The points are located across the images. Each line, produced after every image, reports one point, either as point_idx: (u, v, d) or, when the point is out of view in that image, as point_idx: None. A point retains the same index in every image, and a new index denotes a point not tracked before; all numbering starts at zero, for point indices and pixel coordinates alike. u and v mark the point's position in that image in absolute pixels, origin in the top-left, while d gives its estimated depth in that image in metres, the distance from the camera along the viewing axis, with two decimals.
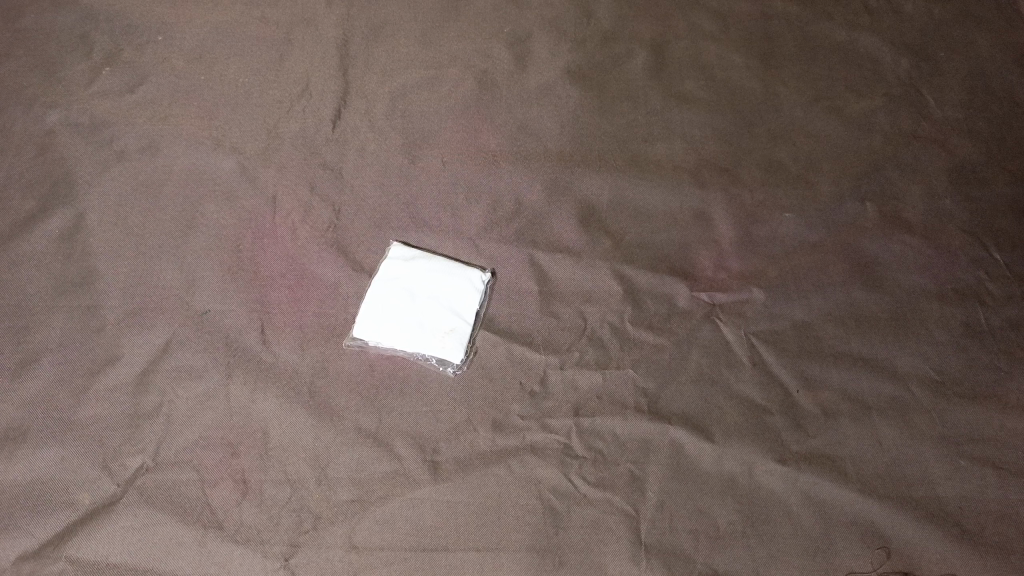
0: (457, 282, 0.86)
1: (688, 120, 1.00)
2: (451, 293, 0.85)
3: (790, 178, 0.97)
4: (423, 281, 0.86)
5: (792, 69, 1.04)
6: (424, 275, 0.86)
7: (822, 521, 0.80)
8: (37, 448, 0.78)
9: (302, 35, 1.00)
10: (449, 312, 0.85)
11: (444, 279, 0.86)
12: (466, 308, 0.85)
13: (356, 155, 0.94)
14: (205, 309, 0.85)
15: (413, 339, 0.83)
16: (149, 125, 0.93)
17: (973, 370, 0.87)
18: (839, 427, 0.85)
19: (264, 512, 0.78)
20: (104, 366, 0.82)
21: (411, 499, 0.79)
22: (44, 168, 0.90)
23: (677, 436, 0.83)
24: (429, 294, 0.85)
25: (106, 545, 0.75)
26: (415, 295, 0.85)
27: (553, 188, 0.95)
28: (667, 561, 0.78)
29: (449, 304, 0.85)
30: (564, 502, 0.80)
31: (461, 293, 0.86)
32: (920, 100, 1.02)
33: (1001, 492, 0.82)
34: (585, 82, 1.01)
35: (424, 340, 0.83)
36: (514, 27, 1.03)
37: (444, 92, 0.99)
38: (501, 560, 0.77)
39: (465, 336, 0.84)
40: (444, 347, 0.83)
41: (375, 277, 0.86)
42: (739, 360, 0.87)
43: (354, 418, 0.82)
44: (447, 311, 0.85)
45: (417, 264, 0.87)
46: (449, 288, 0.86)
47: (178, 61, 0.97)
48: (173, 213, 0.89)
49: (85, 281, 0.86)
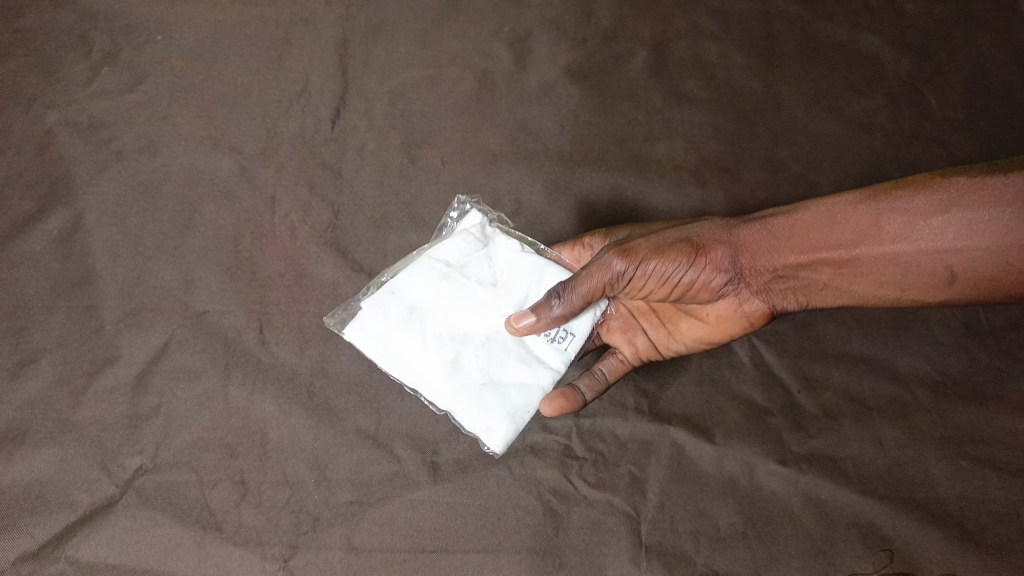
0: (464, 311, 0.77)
1: (688, 119, 0.99)
2: (446, 261, 0.79)
3: (791, 178, 0.97)
4: (436, 320, 0.76)
5: (793, 68, 1.04)
6: (433, 315, 0.77)
7: (821, 522, 0.80)
8: (35, 450, 0.78)
9: (301, 35, 0.99)
10: (481, 361, 0.75)
11: (429, 264, 0.78)
12: (489, 348, 0.76)
13: (356, 155, 0.94)
14: (205, 309, 0.85)
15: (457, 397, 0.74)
16: (148, 125, 0.93)
17: (973, 371, 0.88)
18: (839, 427, 0.84)
19: (264, 513, 0.77)
20: (103, 366, 0.82)
21: (411, 500, 0.79)
22: (43, 168, 0.90)
23: (678, 436, 0.83)
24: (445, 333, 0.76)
25: (105, 546, 0.75)
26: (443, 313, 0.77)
27: (553, 188, 0.94)
28: (667, 562, 0.78)
29: (474, 273, 0.78)
30: (564, 504, 0.80)
31: (454, 246, 0.80)
32: (921, 100, 1.02)
33: (1001, 493, 0.81)
34: (585, 81, 1.00)
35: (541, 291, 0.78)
36: (514, 26, 1.03)
37: (444, 92, 0.98)
38: (501, 562, 0.77)
39: (502, 386, 0.75)
40: (584, 318, 0.79)
41: (389, 325, 0.75)
42: (739, 360, 0.88)
43: (354, 419, 0.82)
44: (477, 357, 0.75)
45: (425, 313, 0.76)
46: (447, 262, 0.79)
47: (177, 61, 0.96)
48: (173, 214, 0.89)
49: (85, 282, 0.85)
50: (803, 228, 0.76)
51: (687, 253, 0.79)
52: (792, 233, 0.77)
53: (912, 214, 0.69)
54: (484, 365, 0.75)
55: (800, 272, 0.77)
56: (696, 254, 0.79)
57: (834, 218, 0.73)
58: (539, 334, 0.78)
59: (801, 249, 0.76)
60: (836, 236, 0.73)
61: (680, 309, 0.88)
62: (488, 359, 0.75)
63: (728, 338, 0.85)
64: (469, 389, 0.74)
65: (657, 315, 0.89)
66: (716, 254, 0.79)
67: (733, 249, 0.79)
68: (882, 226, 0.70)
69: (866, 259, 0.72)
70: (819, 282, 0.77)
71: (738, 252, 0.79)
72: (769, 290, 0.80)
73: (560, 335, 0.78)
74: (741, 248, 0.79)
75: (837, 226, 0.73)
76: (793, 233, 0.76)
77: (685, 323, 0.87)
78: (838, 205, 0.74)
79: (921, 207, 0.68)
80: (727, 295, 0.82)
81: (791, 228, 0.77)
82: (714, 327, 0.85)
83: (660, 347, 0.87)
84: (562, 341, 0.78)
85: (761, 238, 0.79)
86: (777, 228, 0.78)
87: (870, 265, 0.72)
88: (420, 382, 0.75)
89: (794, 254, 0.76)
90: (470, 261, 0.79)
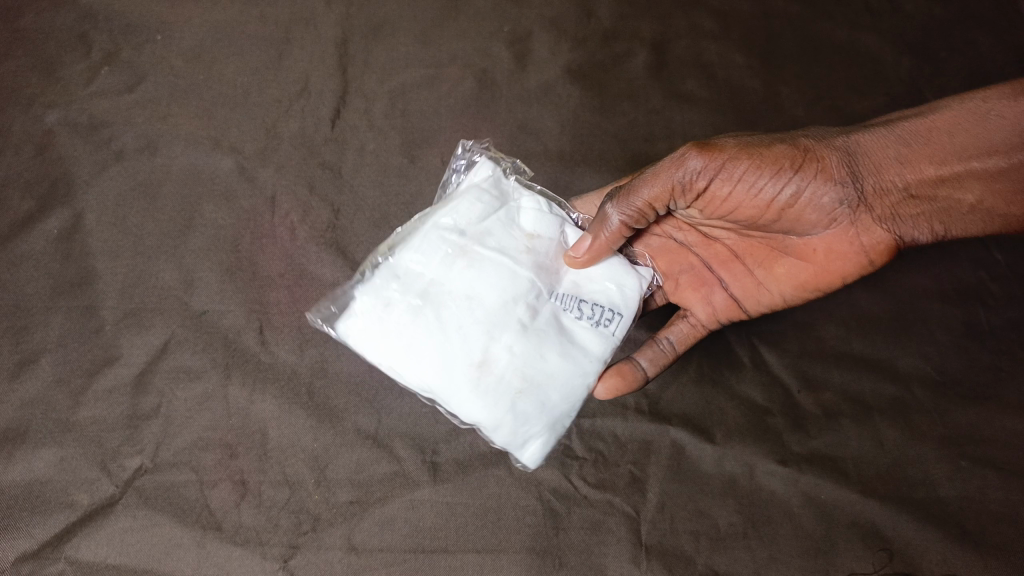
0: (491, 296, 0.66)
1: (688, 119, 0.99)
2: (463, 236, 0.68)
3: None
4: (456, 308, 0.66)
5: (793, 68, 1.03)
6: (453, 302, 0.66)
7: (822, 522, 0.80)
8: (35, 449, 0.78)
9: (301, 35, 0.99)
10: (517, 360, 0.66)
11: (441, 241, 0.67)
12: (525, 340, 0.67)
13: (356, 155, 0.94)
14: (205, 309, 0.85)
15: (492, 405, 0.66)
16: (148, 125, 0.93)
17: (972, 371, 0.88)
18: (839, 427, 0.84)
19: (264, 513, 0.77)
20: (103, 366, 0.82)
21: (411, 500, 0.79)
22: (43, 168, 0.90)
23: (678, 436, 0.83)
24: (472, 326, 0.65)
25: (106, 545, 0.75)
26: (464, 301, 0.66)
27: (553, 188, 0.94)
28: (667, 562, 0.78)
29: (497, 247, 0.68)
30: (564, 504, 0.80)
31: (466, 209, 0.69)
32: (920, 101, 1.02)
33: (1001, 492, 0.81)
34: (585, 81, 1.00)
35: (569, 259, 0.72)
36: (514, 26, 1.03)
37: (444, 92, 0.98)
38: (501, 562, 0.77)
39: (546, 390, 0.67)
40: (631, 292, 0.73)
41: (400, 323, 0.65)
42: (739, 361, 0.87)
43: (354, 419, 0.82)
44: (511, 355, 0.66)
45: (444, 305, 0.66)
46: (463, 234, 0.68)
47: (177, 61, 0.96)
48: (173, 213, 0.89)
49: (85, 282, 0.85)
50: (934, 135, 0.71)
51: (787, 162, 0.71)
52: (920, 146, 0.72)
53: None
54: (522, 364, 0.66)
55: (936, 188, 0.71)
56: (802, 166, 0.71)
57: (973, 120, 0.69)
58: (579, 317, 0.71)
59: (932, 160, 0.71)
60: (971, 144, 0.69)
61: (772, 248, 0.80)
62: (522, 358, 0.66)
63: (836, 277, 0.77)
64: (504, 396, 0.66)
65: (740, 260, 0.84)
66: (826, 168, 0.72)
67: (852, 165, 0.72)
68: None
69: (1022, 162, 0.67)
70: (954, 204, 0.72)
71: (857, 166, 0.72)
72: (897, 216, 0.72)
73: (605, 316, 0.72)
74: (865, 165, 0.72)
75: (986, 130, 0.68)
76: (922, 143, 0.72)
77: (781, 265, 0.80)
78: (972, 103, 0.70)
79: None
80: (840, 221, 0.73)
81: (922, 134, 0.72)
82: (825, 262, 0.76)
83: (752, 287, 0.83)
84: (609, 325, 0.71)
85: (883, 153, 0.73)
86: (904, 137, 0.73)
87: (1013, 175, 0.68)
88: (445, 392, 0.65)
89: (925, 168, 0.71)
90: (490, 231, 0.69)
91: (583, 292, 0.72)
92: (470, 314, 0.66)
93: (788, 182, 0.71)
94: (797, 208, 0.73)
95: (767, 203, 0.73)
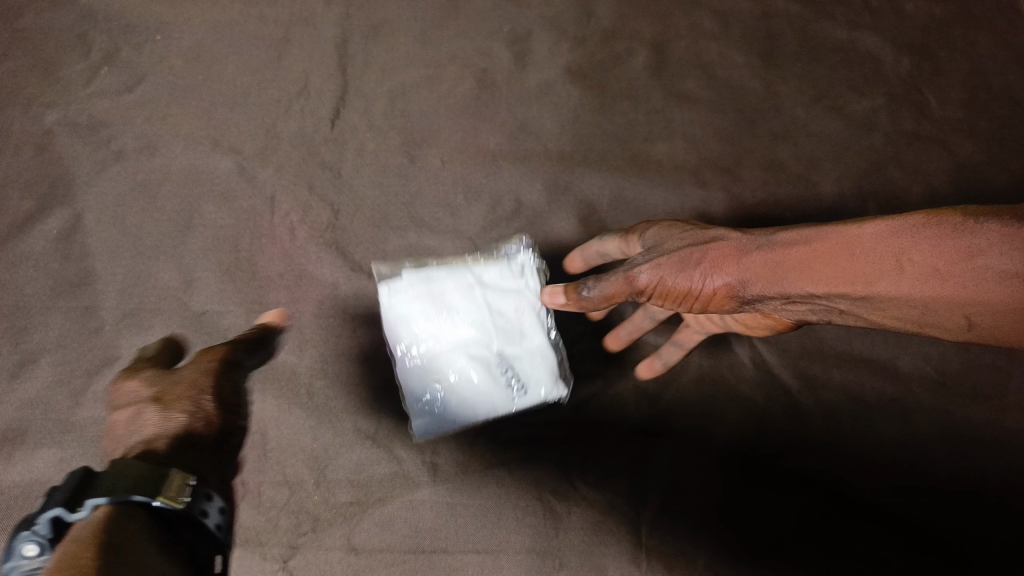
0: (457, 305, 0.77)
1: (688, 119, 0.99)
2: (479, 279, 0.79)
3: (791, 178, 0.96)
4: (446, 305, 0.77)
5: (793, 68, 1.03)
6: (446, 301, 0.77)
7: (824, 524, 0.80)
8: (34, 450, 0.78)
9: (301, 35, 0.99)
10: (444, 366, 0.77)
11: (463, 276, 0.78)
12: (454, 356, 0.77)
13: (356, 155, 0.93)
14: (204, 309, 0.85)
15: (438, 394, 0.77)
16: (148, 125, 0.93)
17: (974, 371, 0.87)
18: (839, 426, 0.84)
19: (263, 514, 0.77)
20: (103, 367, 0.82)
21: (411, 500, 0.79)
22: (43, 168, 0.90)
23: (678, 436, 0.83)
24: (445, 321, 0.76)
25: None
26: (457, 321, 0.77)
27: (552, 188, 0.94)
28: (667, 561, 0.78)
29: (489, 294, 0.78)
30: (564, 504, 0.80)
31: (498, 273, 0.79)
32: (920, 100, 1.02)
33: (1000, 492, 0.81)
34: (585, 81, 1.00)
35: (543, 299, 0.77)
36: (513, 26, 1.03)
37: (443, 92, 0.98)
38: (501, 561, 0.78)
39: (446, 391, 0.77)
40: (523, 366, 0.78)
41: (428, 311, 0.76)
42: (740, 360, 0.87)
43: (353, 420, 0.81)
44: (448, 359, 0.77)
45: (443, 305, 0.77)
46: (497, 354, 0.78)
47: (177, 61, 0.96)
48: (172, 213, 0.89)
49: (84, 282, 0.85)
50: (818, 258, 0.58)
51: (704, 269, 0.66)
52: (805, 262, 0.59)
53: (938, 255, 0.51)
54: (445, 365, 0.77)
55: (816, 301, 0.60)
56: (715, 272, 0.65)
57: (853, 248, 0.56)
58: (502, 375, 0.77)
59: (816, 281, 0.58)
60: (855, 271, 0.55)
61: None
62: (445, 357, 0.77)
63: (765, 327, 0.80)
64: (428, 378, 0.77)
65: None
66: (710, 266, 0.66)
67: (742, 274, 0.64)
68: (902, 265, 0.53)
69: (886, 297, 0.54)
70: (838, 310, 0.61)
71: (748, 277, 0.63)
72: (782, 310, 0.66)
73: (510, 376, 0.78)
74: (751, 274, 0.63)
75: (850, 263, 0.56)
76: (787, 263, 0.60)
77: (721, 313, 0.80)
78: (861, 233, 0.56)
79: (948, 249, 0.51)
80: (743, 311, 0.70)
81: (786, 256, 0.60)
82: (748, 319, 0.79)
83: (712, 321, 0.82)
84: (515, 391, 0.78)
85: (775, 265, 0.61)
86: (779, 250, 0.61)
87: (895, 305, 0.54)
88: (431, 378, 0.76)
89: (808, 285, 0.59)
90: (500, 283, 0.79)
91: (491, 267, 0.79)
92: (451, 310, 0.77)
93: (705, 284, 0.66)
94: (717, 304, 0.68)
95: (696, 296, 0.68)
